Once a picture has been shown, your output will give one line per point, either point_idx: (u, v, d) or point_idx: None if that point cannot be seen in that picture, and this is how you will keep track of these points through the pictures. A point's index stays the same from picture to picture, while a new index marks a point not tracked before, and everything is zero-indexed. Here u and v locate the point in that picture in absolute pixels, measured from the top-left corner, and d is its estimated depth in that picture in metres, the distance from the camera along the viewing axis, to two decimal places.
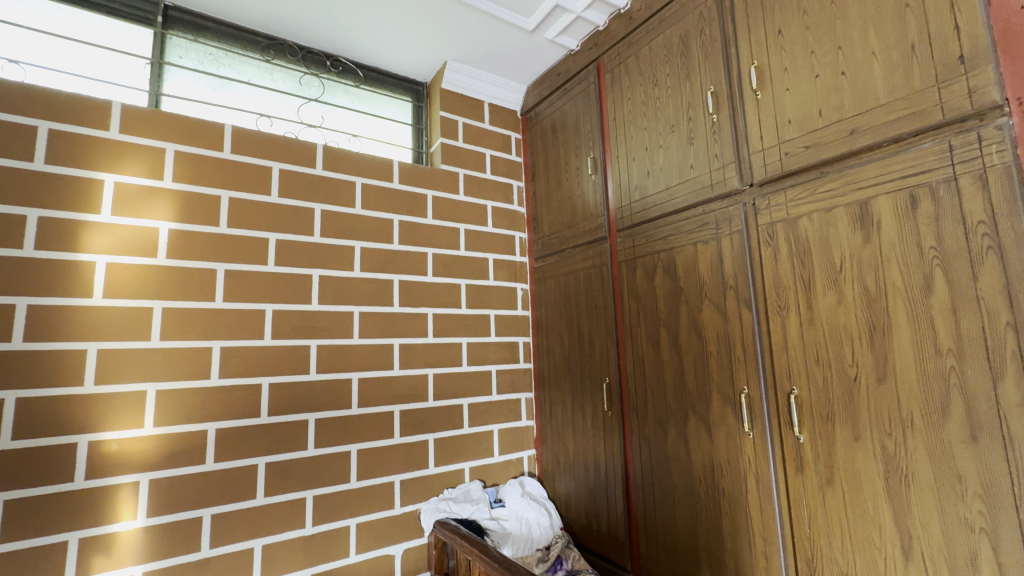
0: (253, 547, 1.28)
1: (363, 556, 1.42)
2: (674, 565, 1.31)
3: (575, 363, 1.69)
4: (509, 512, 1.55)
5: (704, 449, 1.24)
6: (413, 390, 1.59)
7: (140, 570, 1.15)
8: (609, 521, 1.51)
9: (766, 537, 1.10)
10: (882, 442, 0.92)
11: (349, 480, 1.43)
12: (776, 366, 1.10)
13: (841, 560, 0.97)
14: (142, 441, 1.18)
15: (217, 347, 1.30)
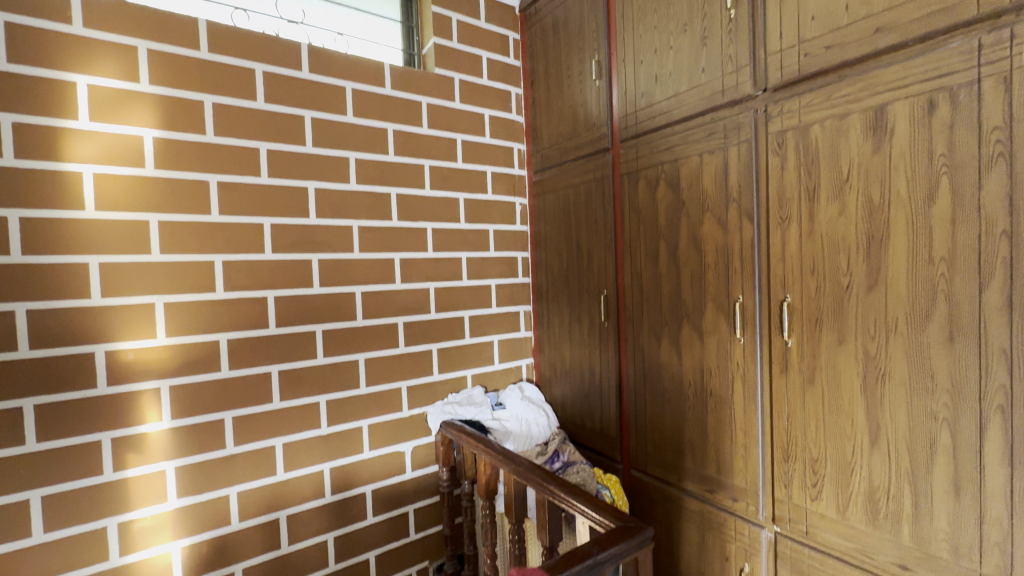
0: (275, 444, 1.38)
1: (376, 452, 1.54)
2: (660, 456, 1.44)
3: (573, 276, 1.72)
4: (510, 414, 1.66)
5: (696, 355, 1.32)
6: (415, 303, 1.63)
7: (172, 465, 1.24)
8: (602, 419, 1.64)
9: (747, 431, 1.21)
10: (865, 345, 0.98)
11: (359, 386, 1.51)
12: (772, 276, 1.13)
13: (813, 447, 1.08)
14: (157, 351, 1.22)
15: (219, 261, 1.30)
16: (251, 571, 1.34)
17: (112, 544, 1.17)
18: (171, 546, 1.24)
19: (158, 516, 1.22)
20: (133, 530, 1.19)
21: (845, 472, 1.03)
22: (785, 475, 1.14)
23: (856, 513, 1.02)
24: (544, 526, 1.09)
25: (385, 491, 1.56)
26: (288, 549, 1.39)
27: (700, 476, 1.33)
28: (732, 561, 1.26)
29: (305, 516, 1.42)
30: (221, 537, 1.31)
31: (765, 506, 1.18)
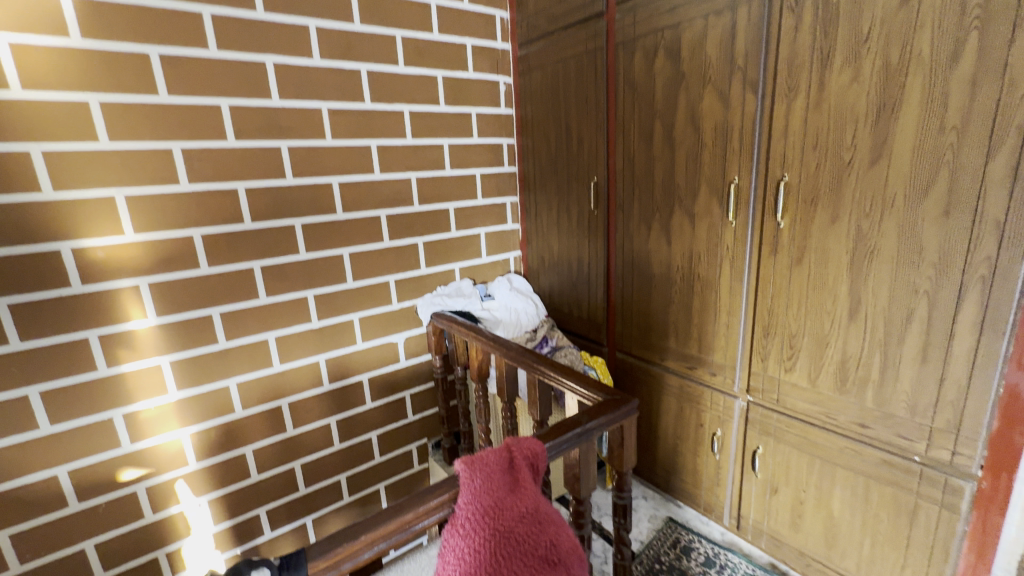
0: (267, 339, 1.39)
1: (369, 344, 1.58)
2: (645, 339, 1.50)
3: (562, 163, 1.63)
4: (498, 304, 1.69)
5: (686, 240, 1.30)
6: (397, 195, 1.55)
7: (167, 360, 1.25)
8: (589, 307, 1.67)
9: (731, 312, 1.24)
10: (858, 222, 0.97)
11: (346, 281, 1.50)
12: (770, 154, 1.08)
13: (793, 324, 1.12)
14: (129, 248, 1.16)
15: (178, 149, 1.19)
16: (261, 452, 1.43)
17: (122, 433, 1.21)
18: (179, 433, 1.30)
19: (162, 407, 1.26)
20: (139, 420, 1.23)
21: (820, 345, 1.08)
22: (763, 351, 1.20)
23: (826, 382, 1.09)
24: (535, 403, 1.15)
25: (381, 379, 1.62)
26: (293, 432, 1.47)
27: (681, 355, 1.40)
28: (706, 427, 1.38)
29: (306, 403, 1.48)
30: (227, 423, 1.36)
31: (741, 379, 1.26)
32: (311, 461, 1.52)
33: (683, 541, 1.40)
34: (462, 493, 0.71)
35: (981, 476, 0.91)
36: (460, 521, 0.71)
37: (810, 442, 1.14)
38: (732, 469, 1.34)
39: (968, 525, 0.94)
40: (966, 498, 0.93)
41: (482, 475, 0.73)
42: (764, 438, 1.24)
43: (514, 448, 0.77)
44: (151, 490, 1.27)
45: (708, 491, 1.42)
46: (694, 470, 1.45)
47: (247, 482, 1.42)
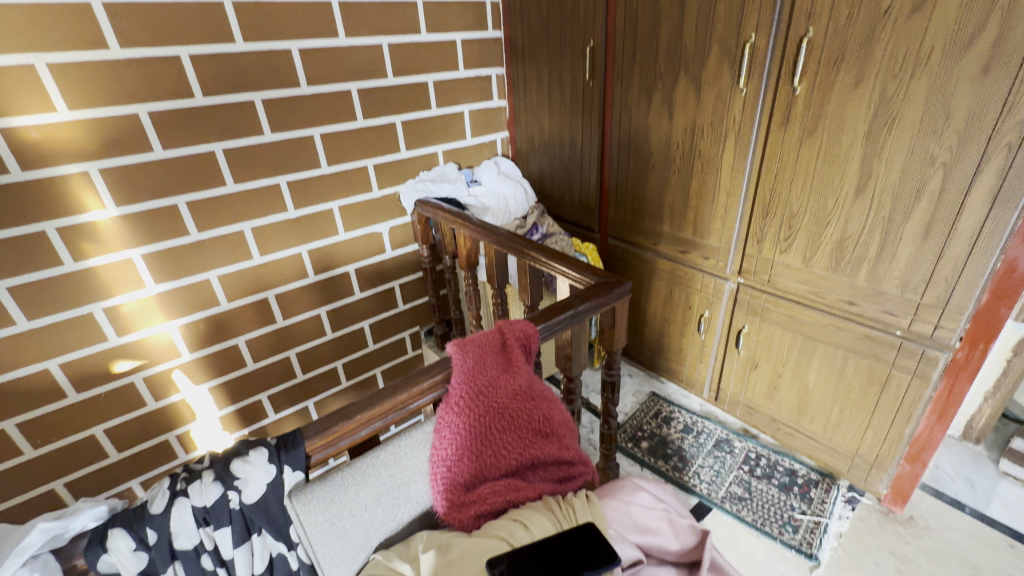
0: (243, 230, 1.31)
1: (352, 234, 1.51)
2: (639, 224, 1.45)
3: (553, 26, 1.41)
4: (486, 190, 1.60)
5: (689, 113, 1.19)
6: (367, 65, 1.36)
7: (139, 253, 1.18)
8: (581, 192, 1.59)
9: (730, 192, 1.18)
10: (883, 86, 0.88)
11: (321, 166, 1.37)
12: (796, 3, 0.94)
13: (795, 202, 1.07)
14: (68, 128, 1.03)
15: (98, 4, 0.99)
16: (253, 343, 1.42)
17: (106, 327, 1.18)
18: (167, 326, 1.27)
19: (143, 301, 1.22)
20: (121, 314, 1.19)
21: (820, 225, 1.05)
22: (760, 232, 1.17)
23: (821, 261, 1.08)
24: (526, 289, 1.13)
25: (368, 270, 1.58)
26: (283, 323, 1.46)
27: (675, 239, 1.36)
28: (694, 310, 1.40)
29: (293, 295, 1.45)
30: (215, 316, 1.34)
31: (734, 261, 1.25)
32: (306, 350, 1.53)
33: (664, 412, 1.50)
34: (454, 374, 0.71)
35: (958, 347, 0.94)
36: (454, 399, 0.70)
37: (796, 321, 1.17)
38: (715, 348, 1.39)
39: (936, 391, 0.99)
40: (939, 368, 0.97)
41: (474, 356, 0.72)
42: (750, 319, 1.27)
43: (506, 329, 0.76)
44: (149, 381, 1.28)
45: (691, 368, 1.49)
46: (678, 349, 1.50)
47: (244, 371, 1.43)
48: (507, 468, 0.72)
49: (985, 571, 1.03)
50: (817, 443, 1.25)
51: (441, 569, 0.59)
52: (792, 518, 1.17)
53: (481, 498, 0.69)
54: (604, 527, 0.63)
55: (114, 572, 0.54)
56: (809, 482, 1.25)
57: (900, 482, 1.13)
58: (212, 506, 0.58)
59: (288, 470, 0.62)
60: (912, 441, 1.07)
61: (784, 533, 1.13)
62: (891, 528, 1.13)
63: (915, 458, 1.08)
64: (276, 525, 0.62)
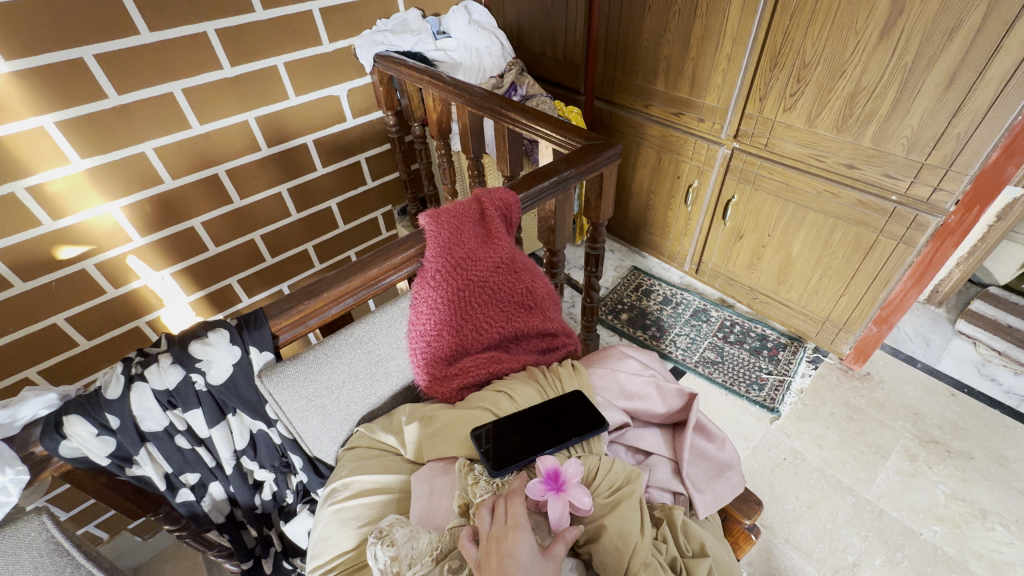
0: (173, 92, 1.10)
1: (305, 99, 1.31)
2: (629, 82, 1.30)
3: None
4: (456, 43, 1.37)
5: None
6: None
7: (51, 122, 0.99)
8: (565, 45, 1.38)
9: (737, 39, 1.03)
10: None
11: (255, 11, 1.13)
12: None
13: (809, 50, 0.94)
14: None
15: None
16: (211, 225, 1.31)
17: (35, 209, 1.04)
18: (108, 207, 1.13)
19: (72, 179, 1.06)
20: (50, 194, 1.04)
21: (833, 76, 0.94)
22: (765, 88, 1.05)
23: (826, 119, 0.99)
24: (505, 158, 1.02)
25: (329, 142, 1.42)
26: (241, 204, 1.33)
27: (668, 99, 1.23)
28: (683, 180, 1.32)
29: (246, 171, 1.30)
30: (162, 196, 1.19)
31: (731, 124, 1.14)
32: (271, 231, 1.43)
33: (644, 285, 1.51)
34: (428, 246, 0.65)
35: (952, 212, 0.91)
36: (429, 274, 0.65)
37: (789, 188, 1.11)
38: (702, 219, 1.35)
39: (918, 256, 0.99)
40: (928, 232, 0.95)
41: (450, 227, 0.65)
42: (741, 187, 1.20)
43: (484, 198, 0.68)
44: (102, 268, 1.18)
45: (674, 241, 1.47)
46: (663, 222, 1.46)
47: (206, 256, 1.34)
48: (489, 341, 0.70)
49: (926, 416, 1.14)
50: (790, 310, 1.29)
51: (426, 440, 0.59)
52: (759, 377, 1.24)
53: (463, 370, 0.67)
54: (592, 394, 0.63)
55: (81, 456, 0.51)
56: (778, 346, 1.31)
57: (864, 343, 1.18)
58: (176, 389, 0.54)
59: (254, 351, 0.58)
60: (884, 305, 1.09)
61: (750, 392, 1.21)
62: (848, 383, 1.21)
63: (884, 320, 1.11)
64: (250, 405, 0.60)
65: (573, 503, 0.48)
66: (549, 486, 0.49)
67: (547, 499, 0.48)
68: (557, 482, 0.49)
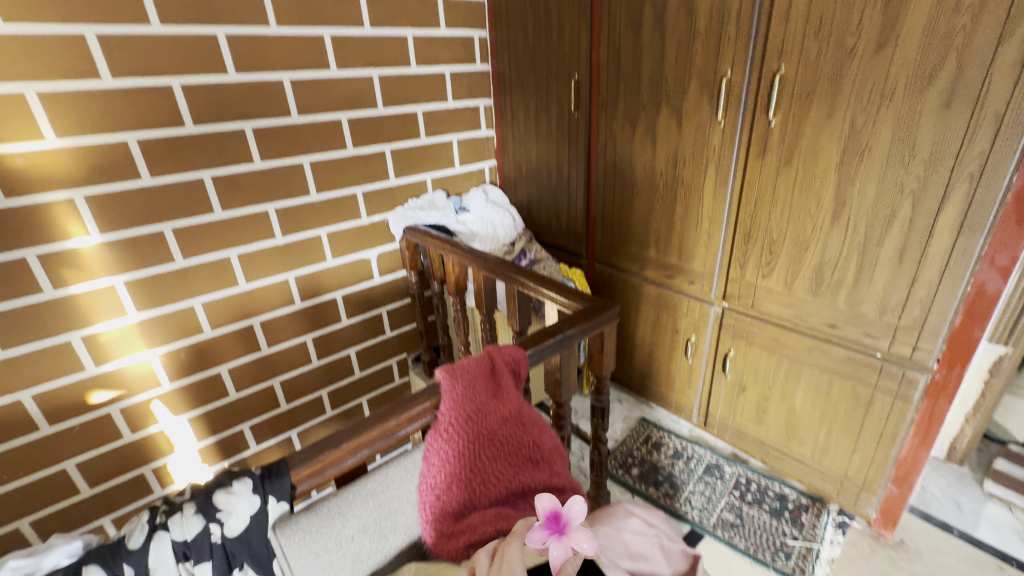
0: (230, 256, 1.28)
1: (340, 261, 1.49)
2: (625, 249, 1.48)
3: (539, 57, 1.44)
4: (474, 217, 1.61)
5: (671, 142, 1.23)
6: (358, 95, 1.36)
7: (122, 281, 1.14)
8: (569, 218, 1.61)
9: (713, 218, 1.21)
10: (853, 119, 0.92)
11: (310, 194, 1.36)
12: (768, 42, 0.99)
13: (775, 229, 1.11)
14: (54, 155, 1.00)
15: (92, 35, 0.98)
16: (237, 372, 1.39)
17: (83, 356, 1.14)
18: (147, 355, 1.23)
19: (124, 329, 1.18)
20: (100, 342, 1.15)
21: (800, 250, 1.08)
22: (743, 257, 1.20)
23: (802, 285, 1.11)
24: (515, 315, 1.13)
25: (356, 297, 1.57)
26: (268, 351, 1.43)
27: (661, 264, 1.39)
28: (681, 334, 1.41)
29: (279, 322, 1.43)
30: (198, 344, 1.30)
31: (718, 286, 1.27)
32: (290, 378, 1.50)
33: (654, 438, 1.50)
34: (444, 400, 0.70)
35: (936, 369, 0.96)
36: (443, 426, 0.70)
37: (781, 344, 1.19)
38: (703, 371, 1.40)
39: (918, 412, 1.01)
40: (920, 389, 0.99)
41: (464, 381, 0.71)
42: (736, 342, 1.28)
43: (495, 354, 0.76)
44: (126, 412, 1.23)
45: (679, 393, 1.50)
46: (667, 373, 1.51)
47: (226, 401, 1.39)
48: (497, 496, 0.71)
49: None
50: (806, 467, 1.26)
51: None
52: (783, 543, 1.16)
53: (469, 527, 0.67)
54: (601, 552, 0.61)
55: None
56: (800, 507, 1.24)
57: (888, 505, 1.13)
58: (192, 540, 0.56)
59: (272, 500, 0.60)
60: (898, 463, 1.08)
61: (776, 560, 1.13)
62: (882, 552, 1.13)
63: (903, 480, 1.08)
64: (257, 560, 0.60)
65: (573, 546, 0.57)
66: (553, 529, 0.59)
67: (551, 540, 0.58)
68: (560, 526, 0.59)
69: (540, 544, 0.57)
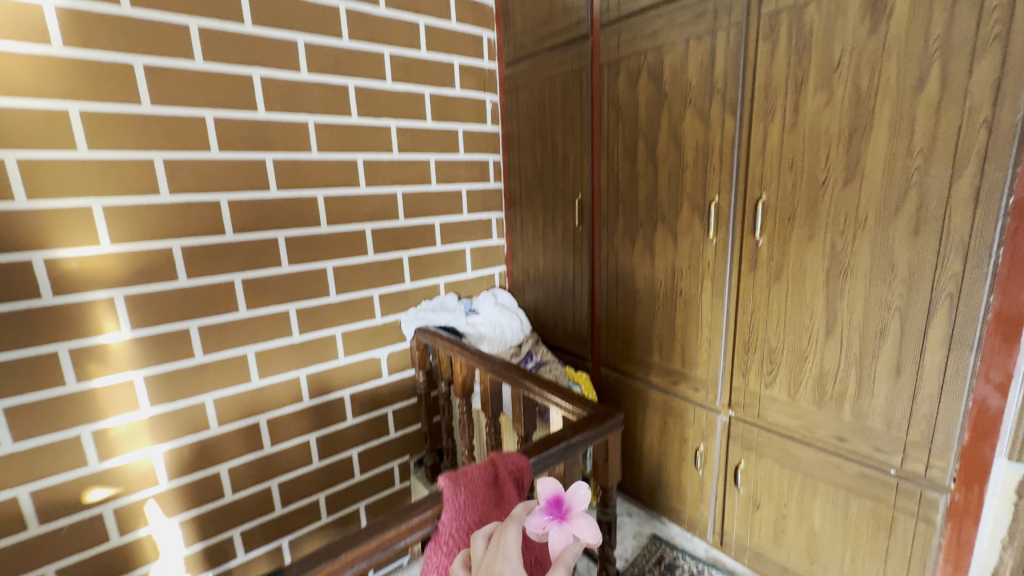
0: (247, 353, 1.33)
1: (351, 359, 1.53)
2: (629, 354, 1.51)
3: (546, 179, 1.62)
4: (483, 319, 1.68)
5: (668, 255, 1.32)
6: (382, 209, 1.51)
7: (141, 375, 1.18)
8: (574, 322, 1.67)
9: (712, 327, 1.26)
10: (833, 241, 1.00)
11: (329, 295, 1.45)
12: (749, 174, 1.11)
13: (773, 339, 1.15)
14: (105, 259, 1.10)
15: (160, 159, 1.13)
16: (236, 471, 1.36)
17: (89, 451, 1.14)
18: (151, 451, 1.23)
19: (134, 424, 1.19)
20: (109, 437, 1.16)
21: (799, 361, 1.11)
22: (744, 366, 1.22)
23: (805, 395, 1.11)
24: (519, 418, 1.14)
25: (363, 395, 1.58)
26: (270, 450, 1.42)
27: (665, 370, 1.41)
28: (689, 442, 1.39)
29: (285, 420, 1.43)
30: (203, 441, 1.30)
31: (723, 394, 1.28)
32: (289, 479, 1.47)
33: (667, 558, 1.40)
34: (445, 511, 0.70)
35: (954, 489, 0.93)
36: (443, 538, 0.70)
37: (791, 456, 1.16)
38: (715, 484, 1.35)
39: (944, 537, 0.96)
40: (941, 510, 0.95)
41: (467, 490, 0.71)
42: (746, 453, 1.26)
43: (498, 462, 0.76)
44: (118, 512, 1.20)
45: (692, 507, 1.42)
46: (678, 485, 1.45)
47: (221, 502, 1.35)
48: None
49: None
50: None
51: None
52: None
53: None
54: None
55: None
56: None
57: None
58: None
59: None
60: None
61: None
62: None
63: None
64: None
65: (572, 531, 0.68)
66: (555, 515, 0.70)
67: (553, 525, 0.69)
68: (560, 513, 0.70)
69: (543, 528, 0.68)
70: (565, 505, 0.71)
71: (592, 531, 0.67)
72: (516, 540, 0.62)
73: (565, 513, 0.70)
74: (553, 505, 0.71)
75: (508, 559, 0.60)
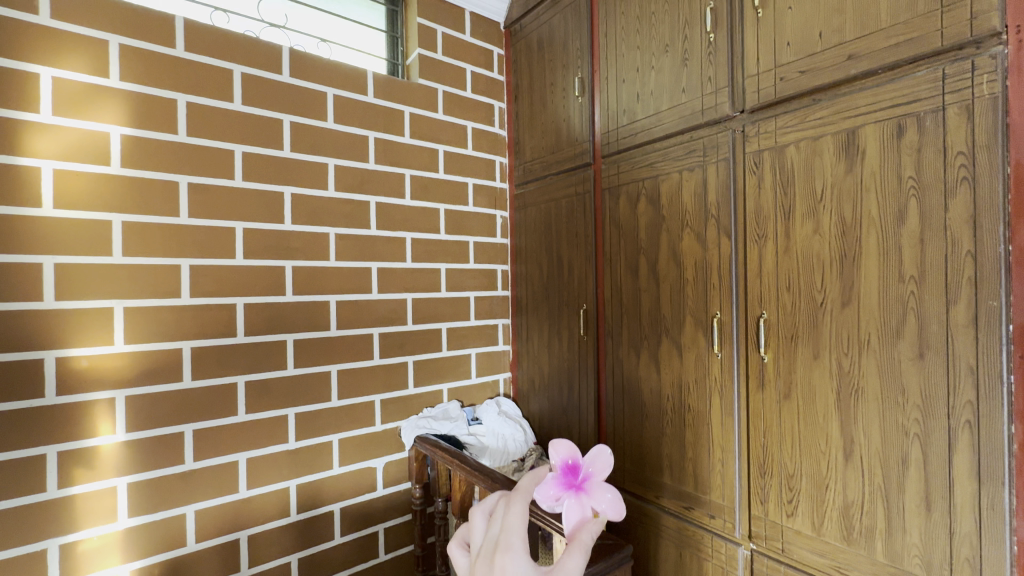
0: (239, 459, 1.28)
1: (346, 468, 1.46)
2: (639, 473, 1.43)
3: (553, 289, 1.67)
4: (486, 429, 1.63)
5: (674, 370, 1.31)
6: (392, 314, 1.55)
7: (125, 482, 1.13)
8: (580, 434, 1.60)
9: (724, 446, 1.20)
10: (839, 361, 1.00)
11: (330, 400, 1.43)
12: (749, 293, 1.14)
13: (790, 463, 1.09)
14: (115, 358, 1.12)
15: (187, 265, 1.20)
16: None
17: (52, 567, 1.05)
18: (118, 570, 1.13)
19: (106, 537, 1.11)
20: (77, 552, 1.08)
21: (819, 489, 1.04)
22: (762, 492, 1.14)
23: (831, 530, 1.03)
24: None
25: (354, 510, 1.48)
26: (247, 572, 1.30)
27: (677, 493, 1.32)
28: None
29: (267, 536, 1.33)
30: (176, 559, 1.20)
31: (742, 523, 1.18)
32: None
33: None
34: None
35: None
36: None
37: None
38: None
39: None
40: None
41: None
42: None
43: None
44: None
45: None
46: None
47: None
48: None
49: None
50: None
51: None
52: None
53: None
54: None
55: None
56: None
57: None
58: None
59: None
60: None
61: None
62: None
63: None
64: None
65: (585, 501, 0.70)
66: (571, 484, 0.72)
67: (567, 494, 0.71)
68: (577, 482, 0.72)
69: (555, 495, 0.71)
70: (581, 475, 0.73)
71: (611, 503, 0.69)
72: (522, 525, 0.54)
73: (583, 484, 0.72)
74: (571, 476, 0.73)
75: (511, 550, 0.52)
